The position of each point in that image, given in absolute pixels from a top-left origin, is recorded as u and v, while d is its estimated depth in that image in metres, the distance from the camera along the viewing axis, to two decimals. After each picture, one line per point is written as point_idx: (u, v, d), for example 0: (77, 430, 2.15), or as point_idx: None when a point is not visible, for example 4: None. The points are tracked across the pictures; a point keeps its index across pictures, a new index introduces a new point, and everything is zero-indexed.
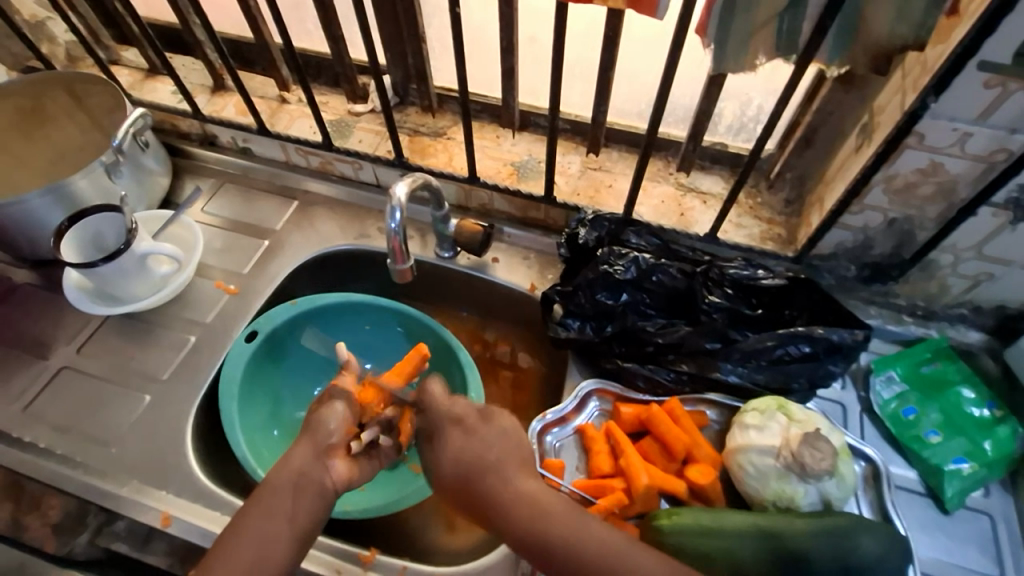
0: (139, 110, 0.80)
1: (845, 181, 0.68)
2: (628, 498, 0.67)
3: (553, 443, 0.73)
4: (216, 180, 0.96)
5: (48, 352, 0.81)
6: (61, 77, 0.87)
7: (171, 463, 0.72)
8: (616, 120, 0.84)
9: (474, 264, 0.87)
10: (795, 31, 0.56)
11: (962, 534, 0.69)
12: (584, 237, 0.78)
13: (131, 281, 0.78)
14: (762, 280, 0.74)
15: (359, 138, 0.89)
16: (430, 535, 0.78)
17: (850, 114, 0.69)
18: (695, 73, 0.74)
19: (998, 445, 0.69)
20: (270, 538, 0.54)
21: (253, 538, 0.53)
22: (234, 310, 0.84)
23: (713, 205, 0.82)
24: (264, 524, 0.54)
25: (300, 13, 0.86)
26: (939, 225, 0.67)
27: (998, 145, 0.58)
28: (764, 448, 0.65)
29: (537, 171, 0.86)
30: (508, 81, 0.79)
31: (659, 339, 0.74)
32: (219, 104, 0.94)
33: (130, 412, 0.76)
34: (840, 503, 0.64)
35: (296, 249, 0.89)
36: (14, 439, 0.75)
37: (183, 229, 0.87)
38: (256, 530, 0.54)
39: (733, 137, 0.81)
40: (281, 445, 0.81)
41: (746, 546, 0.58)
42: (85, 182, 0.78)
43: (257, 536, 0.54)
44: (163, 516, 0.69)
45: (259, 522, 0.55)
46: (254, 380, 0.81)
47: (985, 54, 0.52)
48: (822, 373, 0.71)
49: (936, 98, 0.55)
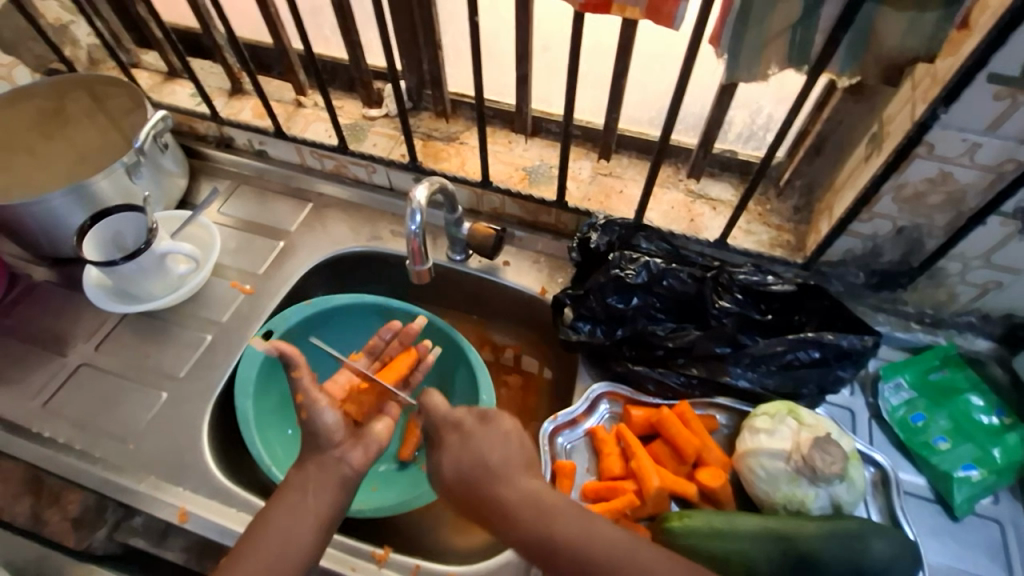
0: (159, 112, 0.82)
1: (855, 189, 0.69)
2: (639, 500, 0.67)
3: (564, 445, 0.74)
4: (231, 182, 0.98)
5: (66, 349, 0.83)
6: (83, 80, 0.89)
7: (187, 460, 0.73)
8: (627, 127, 0.85)
9: (485, 268, 0.88)
10: (808, 42, 0.57)
11: (970, 541, 0.69)
12: (595, 242, 0.79)
13: (149, 280, 0.79)
14: (772, 286, 0.74)
15: (374, 141, 0.91)
16: (442, 533, 0.79)
17: (860, 124, 0.70)
18: (707, 82, 0.75)
19: (1007, 452, 0.70)
20: (278, 535, 0.54)
21: (280, 530, 0.54)
22: (249, 310, 0.85)
23: (723, 211, 0.83)
24: (290, 517, 0.55)
25: (317, 18, 0.88)
26: (948, 233, 0.68)
27: (1008, 155, 0.58)
28: (774, 451, 0.66)
29: (549, 176, 0.87)
30: (523, 87, 0.80)
31: (669, 343, 0.75)
32: (237, 107, 0.95)
33: (147, 409, 0.77)
34: (850, 507, 0.65)
35: (311, 251, 0.90)
36: (34, 434, 0.76)
37: (200, 230, 0.89)
38: (265, 530, 0.54)
39: (743, 145, 0.82)
40: (295, 444, 0.82)
41: (756, 548, 0.59)
42: (106, 182, 0.79)
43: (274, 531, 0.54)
44: (179, 511, 0.70)
45: (267, 521, 0.55)
46: (269, 381, 0.82)
47: (996, 66, 0.53)
48: (831, 378, 0.72)
49: (946, 109, 0.56)
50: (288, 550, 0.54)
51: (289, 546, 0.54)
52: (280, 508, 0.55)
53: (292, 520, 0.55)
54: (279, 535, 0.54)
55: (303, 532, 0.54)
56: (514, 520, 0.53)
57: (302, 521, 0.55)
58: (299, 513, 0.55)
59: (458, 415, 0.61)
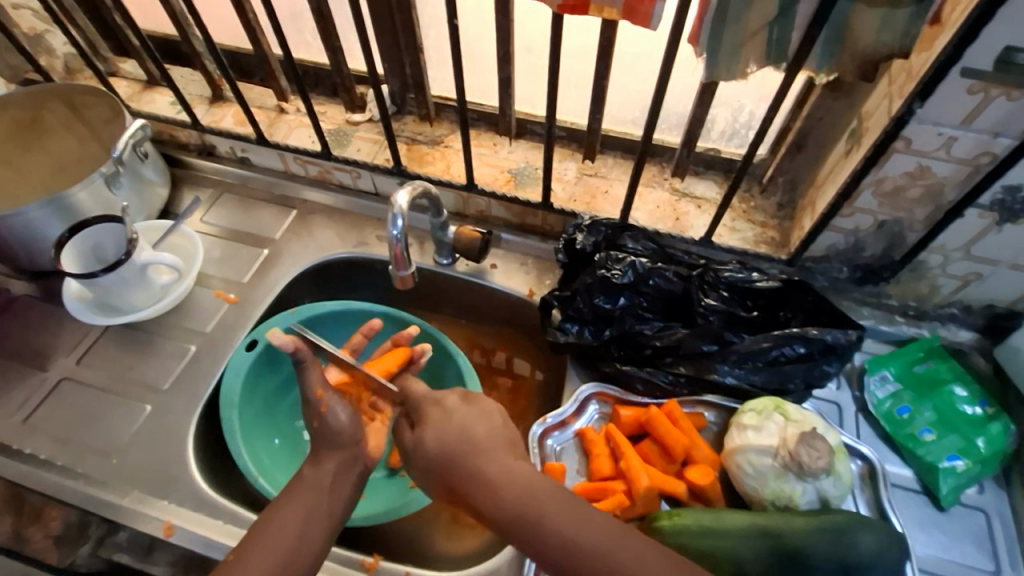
0: (137, 121, 0.81)
1: (836, 184, 0.70)
2: (629, 500, 0.67)
3: (553, 447, 0.74)
4: (214, 190, 0.97)
5: (47, 363, 0.82)
6: (59, 89, 0.87)
7: (172, 473, 0.73)
8: (610, 127, 0.86)
9: (473, 271, 0.88)
10: (785, 40, 0.58)
11: (957, 531, 0.70)
12: (581, 243, 0.79)
13: (130, 291, 0.78)
14: (757, 283, 0.75)
15: (358, 146, 0.90)
16: (431, 539, 0.79)
17: (838, 120, 0.70)
18: (687, 82, 0.76)
19: (990, 442, 0.71)
20: (295, 522, 0.54)
21: (287, 530, 0.54)
22: (234, 320, 0.84)
23: (708, 210, 0.83)
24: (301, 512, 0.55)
25: (298, 24, 0.87)
26: (928, 227, 0.69)
27: (983, 148, 0.59)
28: (762, 447, 0.66)
29: (534, 178, 0.87)
30: (505, 89, 0.80)
31: (656, 342, 0.75)
32: (218, 115, 0.94)
33: (131, 422, 0.77)
34: (838, 501, 0.65)
35: (296, 258, 0.90)
36: (15, 451, 0.75)
37: (182, 240, 0.88)
38: (268, 531, 0.53)
39: (726, 143, 0.82)
40: (282, 454, 0.81)
41: (746, 545, 0.59)
42: (85, 193, 0.78)
43: (287, 516, 0.54)
44: (165, 526, 0.69)
45: (275, 520, 0.54)
46: (255, 390, 0.82)
47: (968, 60, 0.53)
48: (817, 373, 0.73)
49: (921, 104, 0.57)
50: (296, 550, 0.53)
51: (303, 541, 0.53)
52: (292, 505, 0.55)
53: (308, 511, 0.55)
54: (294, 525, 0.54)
55: (313, 533, 0.54)
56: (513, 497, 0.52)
57: (315, 516, 0.55)
58: (309, 506, 0.55)
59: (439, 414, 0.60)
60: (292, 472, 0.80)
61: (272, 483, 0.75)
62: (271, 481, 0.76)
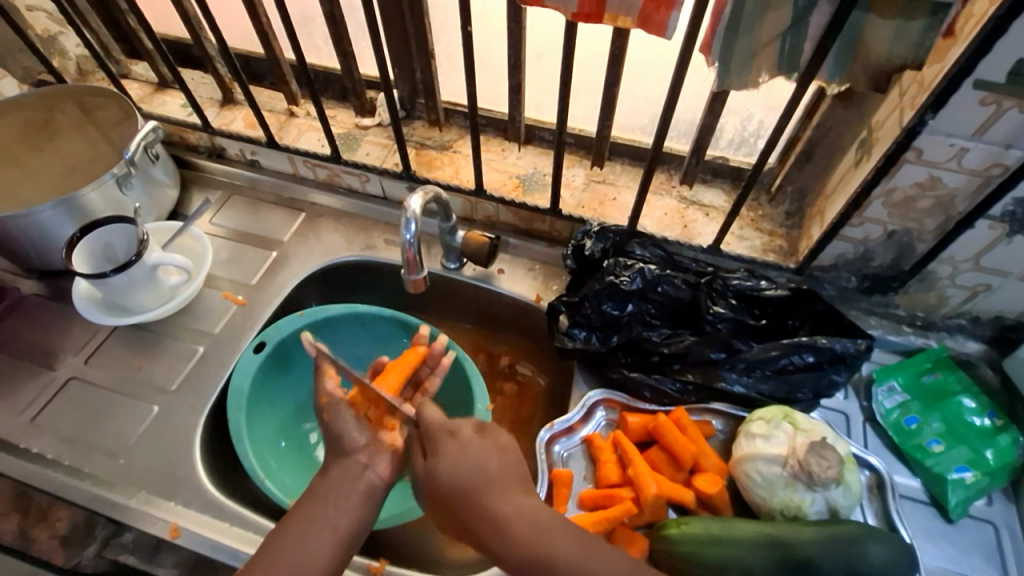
0: (150, 123, 0.81)
1: (846, 195, 0.70)
2: (637, 508, 0.67)
3: (560, 452, 0.74)
4: (224, 192, 0.97)
5: (55, 363, 0.82)
6: (72, 89, 0.88)
7: (179, 474, 0.73)
8: (619, 134, 0.86)
9: (480, 275, 0.88)
10: (797, 50, 0.58)
11: (966, 543, 0.70)
12: (590, 249, 0.79)
13: (140, 291, 0.78)
14: (765, 291, 0.75)
15: (367, 151, 0.91)
16: (437, 544, 0.78)
17: (849, 130, 0.70)
18: (698, 90, 0.76)
19: (999, 454, 0.70)
20: (298, 550, 0.53)
21: (298, 547, 0.53)
22: (241, 321, 0.85)
23: (715, 217, 0.83)
24: (308, 528, 0.54)
25: (310, 29, 0.87)
26: (937, 237, 0.69)
27: (995, 159, 0.59)
28: (770, 456, 0.66)
29: (542, 183, 0.87)
30: (515, 96, 0.81)
31: (664, 350, 0.75)
32: (228, 118, 0.95)
33: (139, 422, 0.77)
34: (846, 511, 0.65)
35: (305, 260, 0.90)
36: (22, 450, 0.75)
37: (191, 240, 0.88)
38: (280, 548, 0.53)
39: (734, 152, 0.82)
40: (288, 457, 0.81)
41: (755, 555, 0.59)
42: (96, 195, 0.79)
43: (295, 533, 0.54)
44: (171, 527, 0.69)
45: (285, 534, 0.54)
46: (262, 392, 0.82)
47: (981, 73, 0.53)
48: (825, 383, 0.73)
49: (934, 115, 0.57)
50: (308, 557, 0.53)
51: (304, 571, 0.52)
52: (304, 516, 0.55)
53: (311, 541, 0.54)
54: (304, 535, 0.54)
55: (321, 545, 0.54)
56: (513, 539, 0.51)
57: (323, 542, 0.54)
58: (317, 533, 0.54)
59: (450, 424, 0.60)
60: (298, 475, 0.80)
61: (278, 486, 0.75)
62: (278, 484, 0.76)
